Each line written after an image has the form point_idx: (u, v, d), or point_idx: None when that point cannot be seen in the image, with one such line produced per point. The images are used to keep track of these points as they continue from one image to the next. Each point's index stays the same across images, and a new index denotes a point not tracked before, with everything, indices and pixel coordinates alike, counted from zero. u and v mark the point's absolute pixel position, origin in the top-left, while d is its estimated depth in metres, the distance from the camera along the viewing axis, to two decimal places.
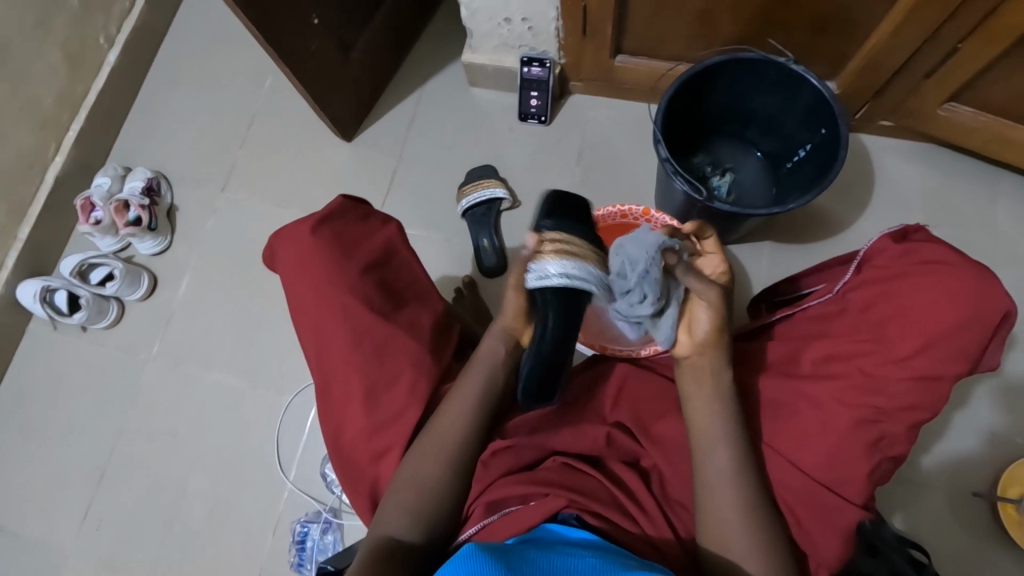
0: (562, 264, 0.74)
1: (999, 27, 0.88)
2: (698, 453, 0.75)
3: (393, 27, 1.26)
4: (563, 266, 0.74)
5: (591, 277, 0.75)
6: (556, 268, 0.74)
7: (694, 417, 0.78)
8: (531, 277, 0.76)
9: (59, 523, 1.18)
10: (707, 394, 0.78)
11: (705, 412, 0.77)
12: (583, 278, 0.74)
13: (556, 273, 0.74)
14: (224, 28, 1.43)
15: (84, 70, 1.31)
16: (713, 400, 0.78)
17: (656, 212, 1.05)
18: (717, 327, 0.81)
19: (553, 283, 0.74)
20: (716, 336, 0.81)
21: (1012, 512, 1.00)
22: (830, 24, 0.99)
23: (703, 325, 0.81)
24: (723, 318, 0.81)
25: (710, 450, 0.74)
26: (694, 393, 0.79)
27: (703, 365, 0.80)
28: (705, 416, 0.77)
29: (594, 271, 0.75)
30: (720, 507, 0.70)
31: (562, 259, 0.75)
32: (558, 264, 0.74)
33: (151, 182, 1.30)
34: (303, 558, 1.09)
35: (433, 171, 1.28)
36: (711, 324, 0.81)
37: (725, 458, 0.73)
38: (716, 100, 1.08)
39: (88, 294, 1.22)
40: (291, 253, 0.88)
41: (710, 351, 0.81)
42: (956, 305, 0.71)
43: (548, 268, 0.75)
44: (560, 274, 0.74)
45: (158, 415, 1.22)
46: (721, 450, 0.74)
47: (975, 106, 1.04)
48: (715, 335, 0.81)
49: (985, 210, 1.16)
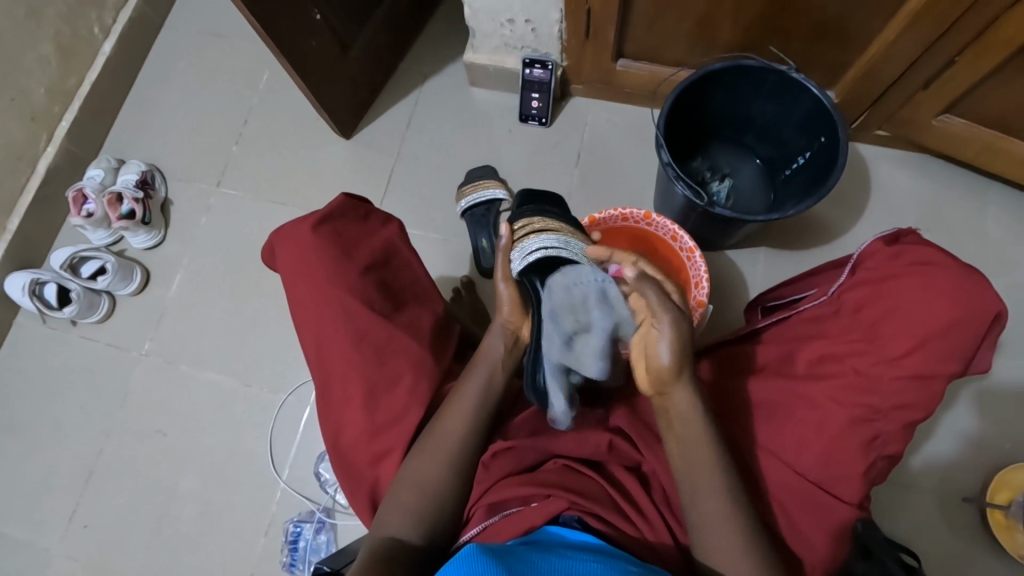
0: (540, 239, 0.83)
1: (997, 38, 0.90)
2: (691, 483, 0.71)
3: (393, 25, 1.25)
4: (542, 239, 0.83)
5: (569, 247, 0.83)
6: (536, 244, 0.83)
7: (684, 450, 0.73)
8: (516, 260, 0.84)
9: (46, 523, 1.16)
10: (705, 425, 0.73)
11: (700, 440, 0.72)
12: (560, 244, 0.82)
13: (537, 247, 0.82)
14: (220, 22, 1.41)
15: (77, 61, 1.29)
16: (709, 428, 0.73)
17: (657, 216, 1.04)
18: (679, 357, 0.72)
19: (535, 256, 0.82)
20: (682, 377, 0.73)
21: (999, 517, 1.02)
22: (827, 32, 1.00)
23: (674, 369, 0.73)
24: (683, 346, 0.72)
25: (704, 483, 0.70)
26: (688, 425, 0.73)
27: (693, 403, 0.74)
28: (701, 445, 0.72)
29: (573, 241, 0.84)
30: (722, 529, 0.68)
31: (540, 235, 0.84)
32: (537, 238, 0.84)
33: (145, 176, 1.28)
34: (296, 559, 1.08)
35: (431, 171, 1.27)
36: (671, 355, 0.72)
37: (722, 485, 0.70)
38: (716, 106, 1.09)
39: (78, 288, 1.20)
40: (291, 253, 0.87)
41: (677, 391, 0.74)
42: (950, 305, 0.71)
43: (529, 246, 0.83)
44: (542, 245, 0.83)
45: (149, 413, 1.20)
46: (723, 479, 0.71)
47: (969, 117, 1.06)
48: (679, 371, 0.73)
49: (975, 218, 1.18)
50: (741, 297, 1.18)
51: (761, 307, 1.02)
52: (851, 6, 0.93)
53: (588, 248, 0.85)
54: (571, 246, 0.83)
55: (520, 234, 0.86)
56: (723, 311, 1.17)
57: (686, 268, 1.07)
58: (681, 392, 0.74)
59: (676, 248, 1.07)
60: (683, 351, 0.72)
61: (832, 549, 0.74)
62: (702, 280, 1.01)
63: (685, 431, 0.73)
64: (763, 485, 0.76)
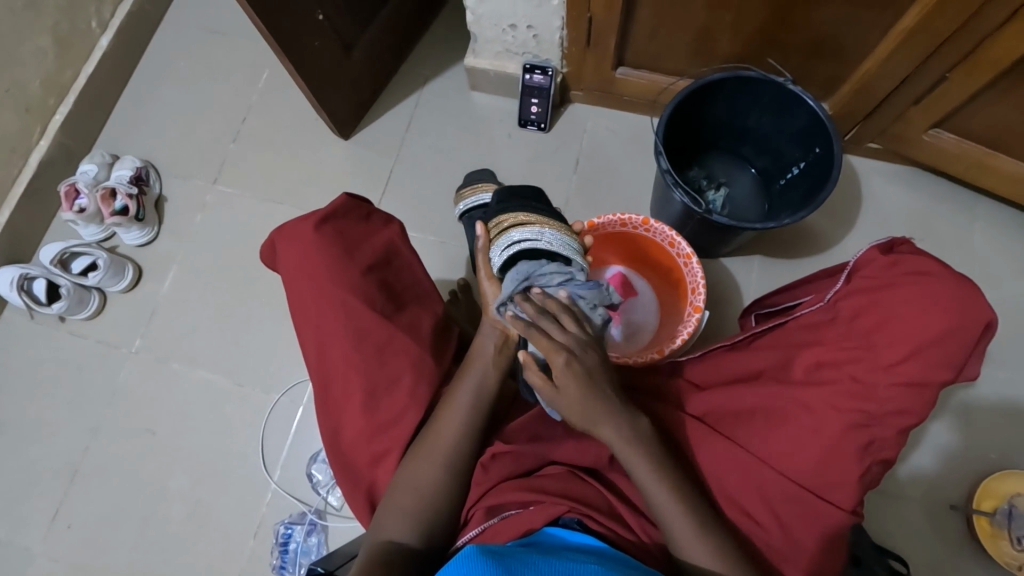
0: (520, 232, 0.83)
1: (986, 58, 0.92)
2: (653, 504, 0.70)
3: (395, 27, 1.25)
4: (518, 232, 0.83)
5: (546, 239, 0.82)
6: (516, 238, 0.83)
7: (636, 475, 0.71)
8: (496, 257, 0.84)
9: (28, 522, 1.13)
10: (648, 451, 0.72)
11: (648, 467, 0.71)
12: (534, 234, 0.82)
13: (515, 242, 0.82)
14: (220, 19, 1.41)
15: (74, 54, 1.27)
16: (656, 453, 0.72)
17: (655, 223, 1.04)
18: (576, 402, 0.70)
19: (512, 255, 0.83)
20: (605, 411, 0.71)
21: (984, 524, 1.03)
22: (823, 47, 1.02)
23: (591, 411, 0.70)
24: (578, 394, 0.69)
25: (664, 505, 0.69)
26: (626, 453, 0.71)
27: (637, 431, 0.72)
28: (642, 466, 0.71)
29: (551, 232, 0.83)
30: (696, 547, 0.67)
31: (515, 231, 0.83)
32: (514, 233, 0.83)
33: (139, 171, 1.27)
34: (286, 561, 1.07)
35: (430, 174, 1.27)
36: (569, 401, 0.70)
37: (685, 505, 0.70)
38: (714, 115, 1.11)
39: (69, 284, 1.18)
40: (293, 250, 0.87)
41: (603, 427, 0.71)
42: (942, 313, 0.71)
43: (508, 241, 0.83)
44: (516, 240, 0.82)
45: (138, 411, 1.18)
46: (676, 501, 0.69)
47: (957, 133, 1.08)
48: (586, 412, 0.70)
49: (962, 232, 1.21)
50: (734, 304, 1.19)
51: (755, 314, 1.02)
52: (849, 22, 0.95)
53: (564, 237, 0.83)
54: (546, 236, 0.82)
55: (497, 230, 0.86)
56: (717, 319, 1.18)
57: (682, 273, 1.07)
58: (608, 426, 0.71)
59: (673, 254, 1.07)
60: (580, 399, 0.70)
61: (822, 554, 0.74)
62: (700, 287, 1.03)
63: (630, 461, 0.71)
64: (756, 489, 0.76)
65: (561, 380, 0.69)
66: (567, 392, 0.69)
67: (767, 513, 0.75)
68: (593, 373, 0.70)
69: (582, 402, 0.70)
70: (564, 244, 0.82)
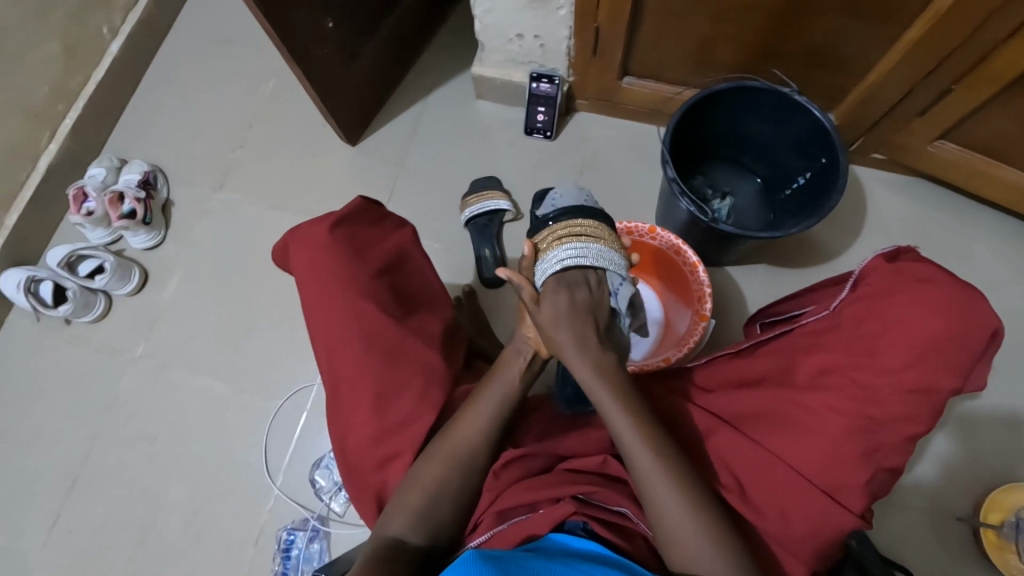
0: (569, 249, 0.79)
1: (990, 72, 0.93)
2: (656, 510, 0.67)
3: (401, 36, 1.27)
4: (564, 248, 0.79)
5: (595, 256, 0.79)
6: (563, 253, 0.79)
7: (645, 483, 0.68)
8: (539, 271, 0.80)
9: (28, 527, 1.13)
10: (661, 456, 0.69)
11: (662, 475, 0.68)
12: (580, 253, 0.79)
13: (562, 258, 0.79)
14: (229, 27, 1.42)
15: (84, 60, 1.29)
16: (674, 462, 0.69)
17: (661, 231, 1.07)
18: (552, 323, 0.75)
19: (556, 267, 0.78)
20: (575, 344, 0.75)
21: (992, 536, 1.02)
22: (826, 59, 1.02)
23: (562, 338, 0.75)
24: (557, 315, 0.75)
25: (670, 509, 0.66)
26: (642, 462, 0.69)
27: (652, 439, 0.70)
28: (647, 463, 0.68)
29: (600, 248, 0.80)
30: (695, 552, 0.64)
31: (561, 243, 0.80)
32: (560, 249, 0.79)
33: (147, 176, 1.28)
34: (287, 567, 1.06)
35: (435, 181, 1.28)
36: (544, 321, 0.76)
37: (694, 511, 0.66)
38: (718, 125, 1.11)
39: (75, 287, 1.19)
40: (305, 253, 0.87)
41: (573, 358, 0.74)
42: (945, 321, 0.71)
43: (557, 254, 0.79)
44: (559, 258, 0.79)
45: (141, 416, 1.18)
46: (688, 513, 0.66)
47: (961, 144, 1.09)
48: (556, 336, 0.75)
49: (966, 242, 1.21)
50: (739, 312, 1.19)
51: (759, 323, 1.02)
52: (852, 34, 0.96)
53: (611, 254, 0.80)
54: (591, 251, 0.79)
55: (546, 241, 0.82)
56: (722, 326, 1.18)
57: (688, 282, 1.08)
58: (577, 354, 0.74)
59: (679, 262, 1.09)
60: (561, 323, 0.75)
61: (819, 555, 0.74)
62: (705, 295, 1.04)
63: (639, 462, 0.69)
64: (774, 492, 0.75)
65: (547, 300, 0.76)
66: (544, 313, 0.76)
67: (778, 518, 0.74)
68: (576, 308, 0.76)
69: (554, 325, 0.75)
70: (610, 262, 0.80)
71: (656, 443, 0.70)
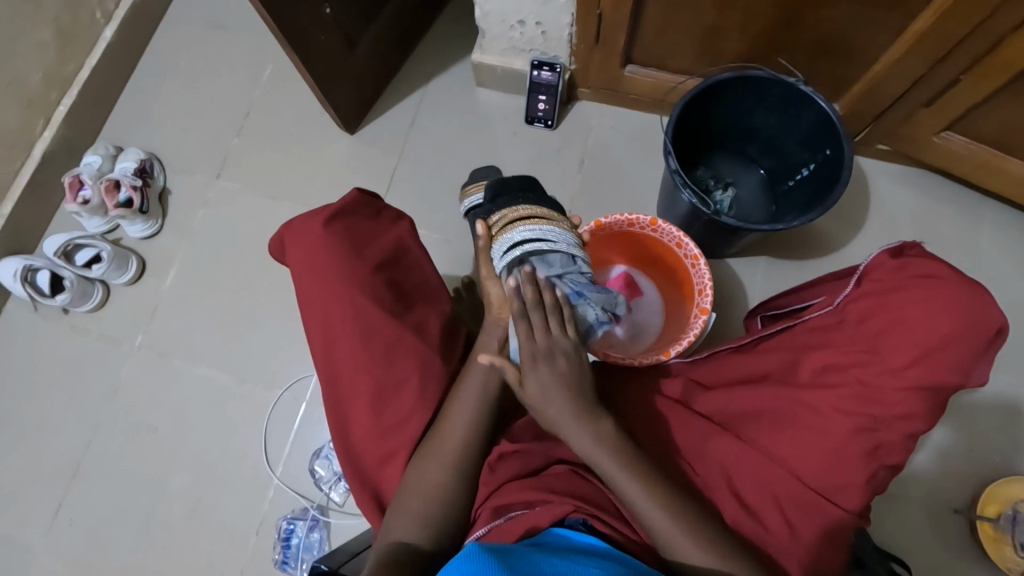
0: (524, 231, 0.81)
1: (997, 62, 0.91)
2: (661, 541, 0.65)
3: (400, 22, 1.25)
4: (519, 231, 0.81)
5: (549, 235, 0.82)
6: (520, 236, 0.81)
7: (649, 523, 0.66)
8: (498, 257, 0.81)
9: (28, 517, 1.13)
10: (663, 499, 0.67)
11: (665, 513, 0.66)
12: (536, 232, 0.81)
13: (519, 239, 0.81)
14: (224, 12, 1.40)
15: (77, 45, 1.27)
16: (678, 503, 0.67)
17: (662, 223, 1.03)
18: (543, 396, 0.71)
19: (518, 247, 0.80)
20: (569, 415, 0.70)
21: (988, 529, 1.03)
22: (832, 47, 1.01)
23: (555, 412, 0.71)
24: (546, 390, 0.71)
25: (676, 539, 0.65)
26: (646, 506, 0.66)
27: (643, 471, 0.69)
28: (650, 505, 0.66)
29: (551, 228, 0.83)
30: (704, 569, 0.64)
31: (515, 228, 0.82)
32: (514, 231, 0.81)
33: (143, 164, 1.27)
34: (287, 557, 1.07)
35: (435, 171, 1.27)
36: (535, 394, 0.71)
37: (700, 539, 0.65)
38: (722, 116, 1.10)
39: (72, 276, 1.18)
40: (302, 247, 0.86)
41: (569, 431, 0.70)
42: (951, 318, 0.70)
43: (513, 237, 0.81)
44: (517, 241, 0.81)
45: (139, 406, 1.18)
46: (687, 529, 0.66)
47: (968, 135, 1.07)
48: (548, 412, 0.71)
49: (969, 234, 1.20)
50: (740, 305, 1.19)
51: (761, 316, 1.02)
52: (859, 22, 0.94)
53: (563, 231, 0.83)
54: (545, 231, 0.82)
55: (499, 227, 0.83)
56: (723, 319, 1.18)
57: (689, 274, 1.06)
58: (578, 428, 0.70)
59: (680, 254, 1.05)
60: (553, 397, 0.70)
61: (823, 549, 0.73)
62: (706, 288, 1.02)
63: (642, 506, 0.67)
64: (768, 490, 0.75)
65: (530, 373, 0.71)
66: (529, 389, 0.71)
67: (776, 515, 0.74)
68: (561, 378, 0.71)
69: (545, 400, 0.71)
70: (564, 239, 0.83)
71: (655, 486, 0.68)
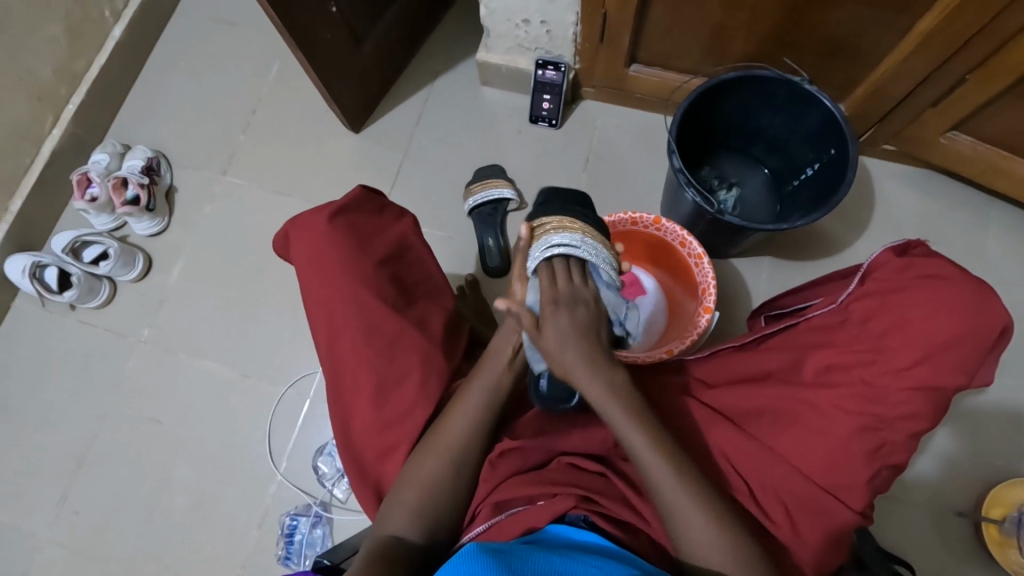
0: (564, 237, 0.80)
1: (1004, 63, 0.91)
2: (674, 522, 0.66)
3: (406, 20, 1.25)
4: (560, 236, 0.81)
5: (588, 247, 0.80)
6: (559, 240, 0.80)
7: (666, 502, 0.66)
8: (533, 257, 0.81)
9: (34, 509, 1.14)
10: (681, 475, 0.67)
11: (682, 491, 0.66)
12: (575, 242, 0.80)
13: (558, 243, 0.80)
14: (232, 10, 1.41)
15: (86, 43, 1.28)
16: (696, 481, 0.67)
17: (666, 221, 1.04)
18: (559, 345, 0.73)
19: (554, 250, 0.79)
20: (584, 361, 0.72)
21: (993, 531, 1.02)
22: (838, 47, 1.00)
23: (570, 358, 0.72)
24: (563, 335, 0.73)
25: (690, 520, 0.65)
26: (662, 482, 0.67)
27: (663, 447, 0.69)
28: (668, 481, 0.67)
29: (592, 242, 0.82)
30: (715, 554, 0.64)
31: (558, 234, 0.81)
32: (554, 236, 0.81)
33: (150, 162, 1.28)
34: (290, 552, 1.07)
35: (440, 169, 1.27)
36: (551, 342, 0.73)
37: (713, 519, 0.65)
38: (726, 115, 1.09)
39: (79, 272, 1.19)
40: (305, 243, 0.87)
41: (581, 374, 0.72)
42: (955, 318, 0.70)
43: (553, 240, 0.81)
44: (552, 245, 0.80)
45: (144, 401, 1.19)
46: (705, 512, 0.65)
47: (975, 136, 1.07)
48: (566, 362, 0.72)
49: (976, 236, 1.20)
50: (744, 304, 1.18)
51: (763, 315, 1.01)
52: (865, 23, 0.94)
53: (603, 249, 0.82)
54: (586, 245, 0.80)
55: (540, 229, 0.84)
56: (727, 318, 1.18)
57: (693, 273, 1.06)
58: (592, 374, 0.71)
59: (684, 253, 1.06)
60: (569, 341, 0.73)
61: (823, 549, 0.73)
62: (709, 288, 1.02)
63: (660, 483, 0.67)
64: (770, 488, 0.75)
65: (550, 320, 0.74)
66: (547, 334, 0.73)
67: (778, 515, 0.73)
68: (579, 326, 0.74)
69: (559, 346, 0.73)
70: (604, 258, 0.81)
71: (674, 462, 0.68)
